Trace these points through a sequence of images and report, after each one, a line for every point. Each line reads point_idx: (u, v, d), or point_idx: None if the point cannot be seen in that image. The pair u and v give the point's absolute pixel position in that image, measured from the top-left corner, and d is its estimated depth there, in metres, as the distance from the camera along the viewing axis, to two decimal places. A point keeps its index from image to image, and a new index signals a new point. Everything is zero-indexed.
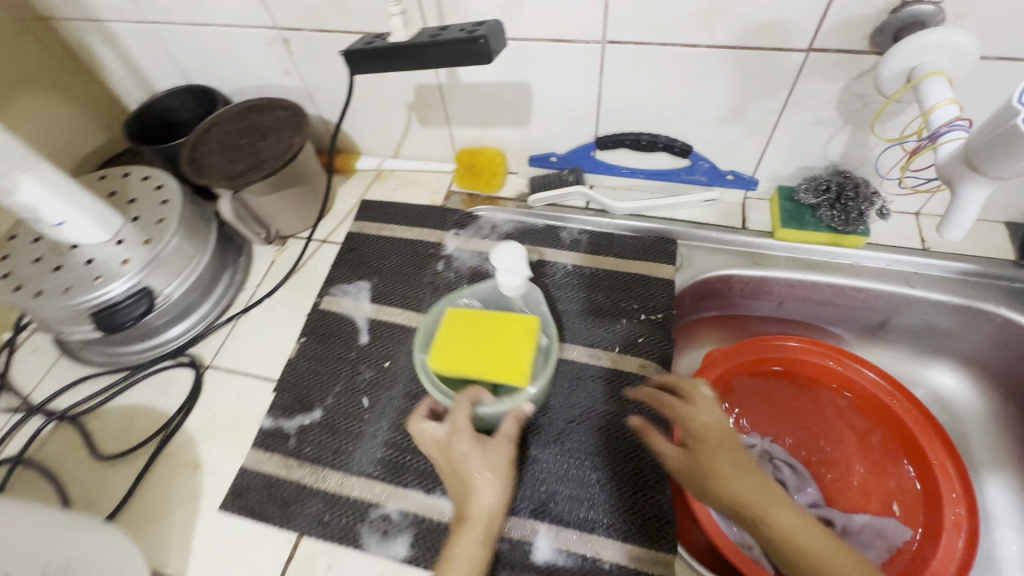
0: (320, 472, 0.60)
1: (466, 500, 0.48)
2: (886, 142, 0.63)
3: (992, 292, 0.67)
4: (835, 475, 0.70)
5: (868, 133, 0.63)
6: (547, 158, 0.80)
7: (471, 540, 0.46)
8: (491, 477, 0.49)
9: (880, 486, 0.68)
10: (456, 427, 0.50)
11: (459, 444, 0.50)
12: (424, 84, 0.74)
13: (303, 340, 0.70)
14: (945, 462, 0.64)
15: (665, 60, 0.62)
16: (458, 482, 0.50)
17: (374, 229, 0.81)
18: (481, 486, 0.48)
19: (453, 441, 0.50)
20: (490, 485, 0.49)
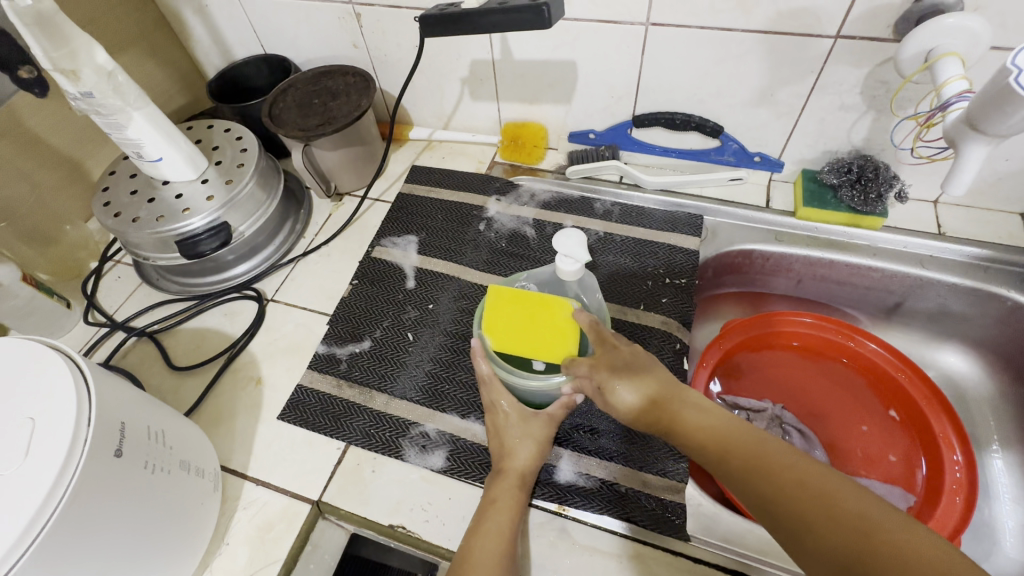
0: (368, 393, 0.67)
1: (505, 456, 0.57)
2: (902, 117, 0.67)
3: (1004, 276, 0.70)
4: (841, 445, 0.74)
5: (890, 117, 0.68)
6: (586, 135, 0.87)
7: (509, 487, 0.55)
8: (530, 443, 0.57)
9: (886, 461, 0.72)
10: (499, 395, 0.59)
11: (499, 403, 0.59)
12: (478, 60, 0.81)
13: (356, 282, 0.78)
14: (949, 434, 0.68)
15: (702, 43, 0.68)
16: (498, 440, 0.59)
17: (423, 191, 0.89)
18: (518, 443, 0.57)
19: (495, 399, 0.59)
20: (526, 449, 0.57)
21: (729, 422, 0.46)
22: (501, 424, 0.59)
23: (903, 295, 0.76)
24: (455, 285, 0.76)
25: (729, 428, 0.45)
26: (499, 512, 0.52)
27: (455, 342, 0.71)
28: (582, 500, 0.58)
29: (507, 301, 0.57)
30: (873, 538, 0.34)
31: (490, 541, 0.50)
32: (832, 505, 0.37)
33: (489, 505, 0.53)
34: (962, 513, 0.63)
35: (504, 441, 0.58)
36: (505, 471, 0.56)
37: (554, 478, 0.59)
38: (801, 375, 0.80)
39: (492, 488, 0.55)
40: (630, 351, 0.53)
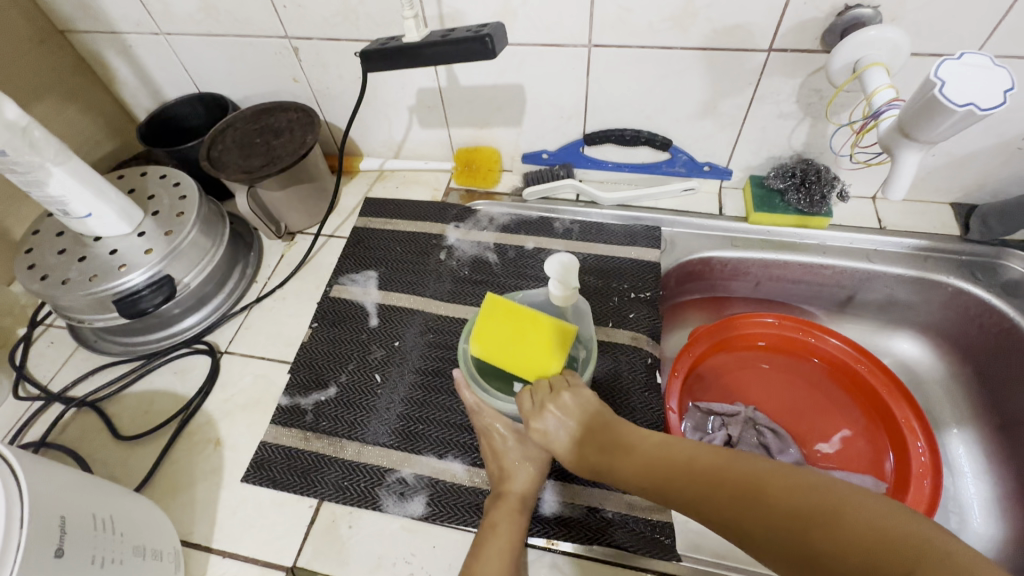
0: (338, 443, 0.63)
1: (504, 479, 0.56)
2: (839, 125, 0.71)
3: (943, 263, 0.74)
4: (812, 441, 0.76)
5: (826, 122, 0.71)
6: (540, 155, 0.86)
7: (511, 510, 0.53)
8: (528, 465, 0.57)
9: (858, 451, 0.75)
10: (491, 421, 0.58)
11: (494, 426, 0.58)
12: (425, 88, 0.80)
13: (316, 325, 0.74)
14: (911, 419, 0.71)
15: (645, 61, 0.70)
16: (497, 464, 0.57)
17: (380, 224, 0.87)
18: (517, 466, 0.56)
19: (489, 422, 0.59)
20: (525, 471, 0.56)
21: (663, 443, 0.46)
22: (499, 447, 0.57)
23: (854, 289, 0.80)
24: (420, 318, 0.74)
25: (660, 453, 0.45)
26: (499, 537, 0.51)
27: (426, 378, 0.68)
28: (570, 531, 0.56)
29: (502, 313, 0.55)
30: (818, 527, 0.34)
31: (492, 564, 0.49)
32: (771, 501, 0.37)
33: (488, 528, 0.52)
34: (930, 497, 0.65)
35: (504, 464, 0.56)
36: (503, 494, 0.55)
37: (540, 511, 0.58)
38: (772, 374, 0.81)
39: (490, 512, 0.54)
40: (576, 385, 0.53)
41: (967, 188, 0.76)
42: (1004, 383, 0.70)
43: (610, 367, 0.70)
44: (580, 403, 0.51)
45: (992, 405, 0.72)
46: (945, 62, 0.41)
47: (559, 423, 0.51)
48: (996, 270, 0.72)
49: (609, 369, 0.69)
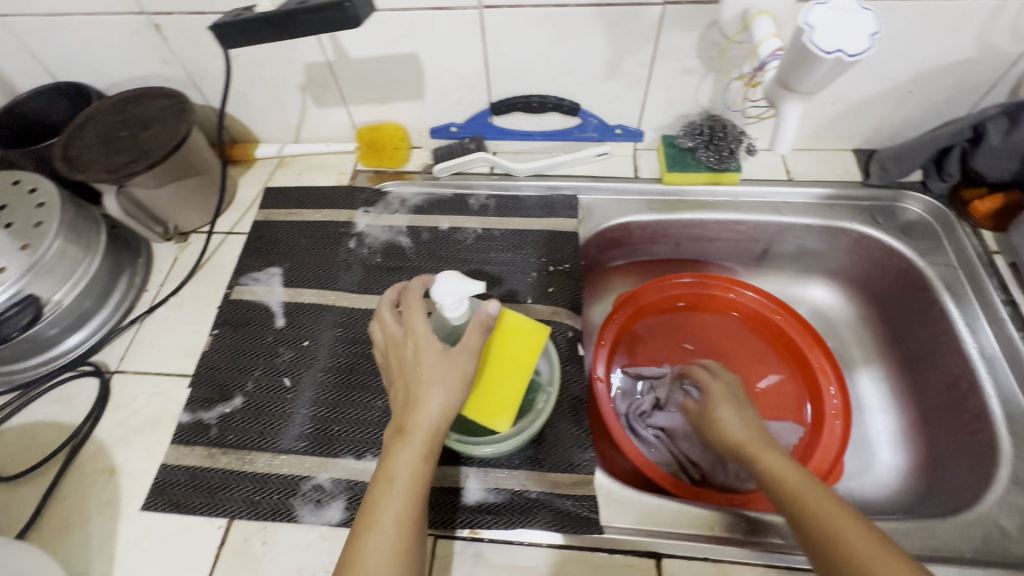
0: (246, 456, 0.59)
1: (410, 410, 0.47)
2: (733, 78, 0.70)
3: (847, 210, 0.76)
4: None
5: (723, 76, 0.70)
6: (447, 129, 0.82)
7: (414, 449, 0.46)
8: (439, 391, 0.47)
9: (778, 399, 0.77)
10: (411, 329, 0.51)
11: (413, 331, 0.51)
12: (313, 63, 0.74)
13: (216, 332, 0.69)
14: (825, 363, 0.74)
15: (541, 21, 0.66)
16: (406, 389, 0.49)
17: (281, 215, 0.80)
18: (425, 394, 0.47)
19: (411, 325, 0.51)
20: (435, 399, 0.47)
21: (789, 469, 0.52)
22: (410, 369, 0.49)
23: (768, 242, 0.81)
24: (331, 315, 0.70)
25: (782, 470, 0.52)
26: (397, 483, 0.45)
27: (340, 377, 0.65)
28: (494, 518, 0.55)
29: (477, 395, 0.53)
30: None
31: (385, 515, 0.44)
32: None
33: (382, 471, 0.46)
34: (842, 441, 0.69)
35: (411, 394, 0.48)
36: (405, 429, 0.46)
37: (463, 501, 0.57)
38: (697, 334, 0.82)
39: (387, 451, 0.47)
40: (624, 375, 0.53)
41: (866, 134, 0.77)
42: (905, 319, 0.74)
43: None
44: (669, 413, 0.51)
45: (896, 342, 0.75)
46: (812, 7, 0.39)
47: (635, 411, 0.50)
48: (894, 212, 0.75)
49: None
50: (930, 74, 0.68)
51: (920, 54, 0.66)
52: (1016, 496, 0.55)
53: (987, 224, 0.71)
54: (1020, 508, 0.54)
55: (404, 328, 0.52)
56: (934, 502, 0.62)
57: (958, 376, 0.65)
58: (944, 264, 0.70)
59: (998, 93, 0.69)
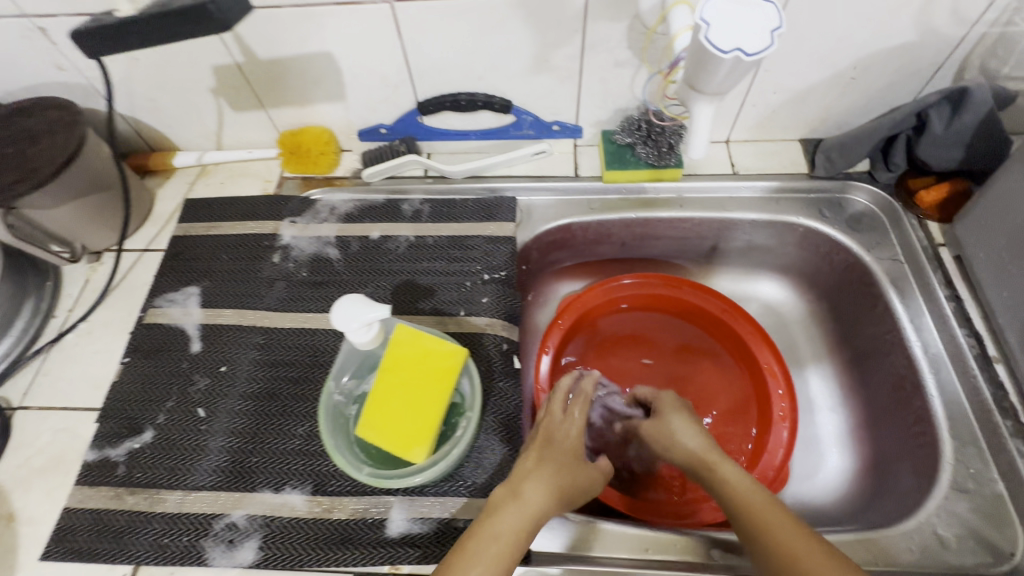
0: (155, 495, 0.56)
1: (517, 485, 0.50)
2: (655, 71, 0.66)
3: (793, 204, 0.73)
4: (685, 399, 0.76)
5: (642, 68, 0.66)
6: (376, 130, 0.77)
7: (514, 518, 0.47)
8: (556, 476, 0.51)
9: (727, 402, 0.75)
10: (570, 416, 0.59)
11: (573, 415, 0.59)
12: (220, 65, 0.68)
13: (127, 360, 0.64)
14: (773, 364, 0.72)
15: (458, 15, 0.61)
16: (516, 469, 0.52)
17: (201, 229, 0.75)
18: (540, 474, 0.51)
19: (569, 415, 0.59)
20: (543, 483, 0.50)
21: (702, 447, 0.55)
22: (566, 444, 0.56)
23: (716, 239, 0.78)
24: (252, 336, 0.66)
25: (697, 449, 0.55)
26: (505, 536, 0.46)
27: (259, 404, 0.61)
28: (418, 550, 0.53)
29: (391, 427, 0.50)
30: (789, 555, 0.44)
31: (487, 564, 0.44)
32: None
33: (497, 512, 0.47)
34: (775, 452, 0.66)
35: (527, 475, 0.51)
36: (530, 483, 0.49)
37: (386, 533, 0.54)
38: (652, 337, 0.80)
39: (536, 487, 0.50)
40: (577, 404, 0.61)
41: (812, 123, 0.74)
42: (854, 316, 0.71)
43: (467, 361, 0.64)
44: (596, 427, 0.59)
45: (845, 339, 0.73)
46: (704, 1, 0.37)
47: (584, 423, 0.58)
48: (841, 204, 0.73)
49: None
50: (872, 60, 0.65)
51: (860, 40, 0.62)
52: (954, 503, 0.53)
53: (933, 215, 0.68)
54: (958, 516, 0.52)
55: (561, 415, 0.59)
56: (877, 508, 0.60)
57: (903, 375, 0.63)
58: (890, 259, 0.68)
59: (942, 79, 0.67)
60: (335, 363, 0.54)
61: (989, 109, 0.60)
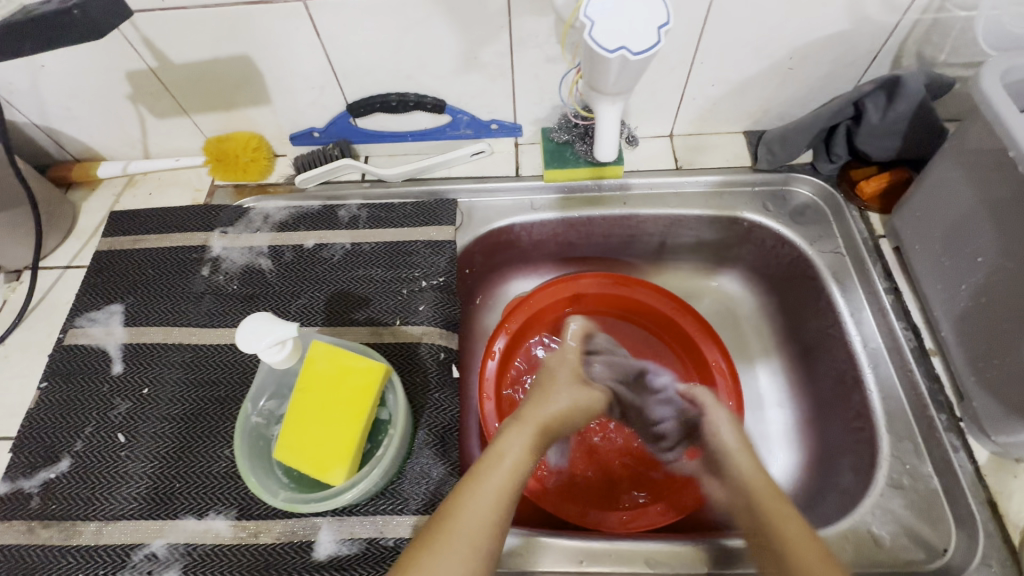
0: (70, 527, 0.53)
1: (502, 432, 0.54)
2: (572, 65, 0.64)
3: (737, 198, 0.72)
4: None
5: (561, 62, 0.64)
6: (308, 134, 0.74)
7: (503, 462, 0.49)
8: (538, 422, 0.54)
9: None
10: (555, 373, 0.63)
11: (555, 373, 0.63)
12: (133, 71, 0.65)
13: (44, 385, 0.61)
14: (721, 361, 0.70)
15: (376, 12, 0.58)
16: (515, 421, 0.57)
17: (127, 242, 0.72)
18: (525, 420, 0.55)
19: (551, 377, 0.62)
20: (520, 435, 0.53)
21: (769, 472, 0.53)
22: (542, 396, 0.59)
23: (663, 236, 0.76)
24: (177, 354, 0.63)
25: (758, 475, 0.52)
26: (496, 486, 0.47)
27: (184, 426, 0.58)
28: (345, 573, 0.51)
29: (310, 447, 0.47)
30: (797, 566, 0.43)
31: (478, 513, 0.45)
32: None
33: (491, 465, 0.48)
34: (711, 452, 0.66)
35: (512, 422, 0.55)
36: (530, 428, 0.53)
37: (313, 556, 0.52)
38: (604, 339, 0.78)
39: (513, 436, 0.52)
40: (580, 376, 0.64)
41: (755, 115, 0.73)
42: (799, 310, 0.70)
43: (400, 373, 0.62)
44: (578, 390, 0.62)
45: (792, 333, 0.72)
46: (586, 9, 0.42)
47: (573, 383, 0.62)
48: (785, 197, 0.71)
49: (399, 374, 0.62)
50: (808, 49, 0.63)
51: (793, 29, 0.60)
52: (889, 500, 0.52)
53: (875, 205, 0.67)
54: (892, 514, 0.52)
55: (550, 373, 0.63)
56: (820, 506, 0.59)
57: (845, 370, 0.62)
58: (832, 251, 0.67)
59: (880, 66, 0.65)
60: (251, 388, 0.51)
61: (922, 97, 0.60)
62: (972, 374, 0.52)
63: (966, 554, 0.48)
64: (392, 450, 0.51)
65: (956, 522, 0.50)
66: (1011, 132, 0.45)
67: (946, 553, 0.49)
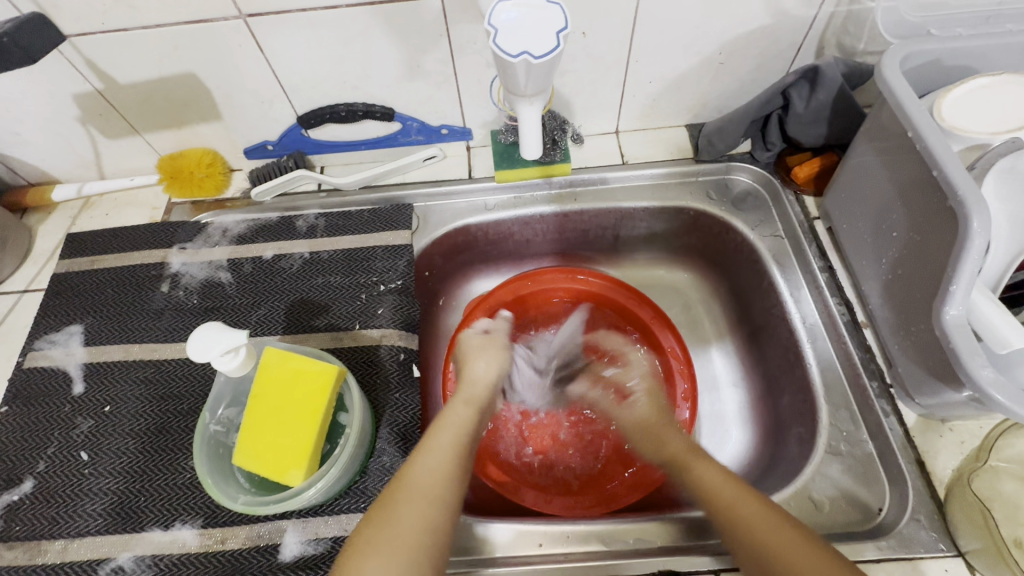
0: (36, 546, 0.54)
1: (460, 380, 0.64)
2: None
3: (682, 189, 0.75)
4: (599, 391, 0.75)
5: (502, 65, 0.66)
6: (262, 147, 0.75)
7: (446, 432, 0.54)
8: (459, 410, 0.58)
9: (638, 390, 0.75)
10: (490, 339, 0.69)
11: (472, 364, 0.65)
12: (80, 93, 0.66)
13: (5, 408, 0.62)
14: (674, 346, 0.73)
15: (315, 26, 0.60)
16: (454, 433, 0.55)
17: (85, 264, 0.72)
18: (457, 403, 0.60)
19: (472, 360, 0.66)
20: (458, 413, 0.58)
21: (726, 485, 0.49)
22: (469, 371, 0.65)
23: (616, 229, 0.79)
24: (139, 371, 0.64)
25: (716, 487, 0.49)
26: (427, 485, 0.48)
27: (148, 440, 0.59)
28: (310, 572, 0.52)
29: (267, 451, 0.49)
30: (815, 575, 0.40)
31: (414, 523, 0.45)
32: (804, 555, 0.42)
33: (428, 449, 0.52)
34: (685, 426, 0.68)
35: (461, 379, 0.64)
36: (473, 404, 0.60)
37: (279, 559, 0.53)
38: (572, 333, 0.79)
39: (451, 412, 0.58)
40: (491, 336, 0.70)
41: (694, 109, 0.76)
42: (746, 292, 0.73)
43: (361, 375, 0.63)
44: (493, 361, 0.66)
45: (742, 316, 0.75)
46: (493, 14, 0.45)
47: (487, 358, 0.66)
48: (726, 186, 0.74)
49: (361, 376, 0.64)
50: (734, 44, 0.66)
51: (718, 25, 0.63)
52: (828, 466, 0.55)
53: (809, 189, 0.71)
54: (831, 479, 0.54)
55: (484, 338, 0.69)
56: (770, 477, 0.62)
57: (787, 347, 0.65)
58: (771, 236, 0.70)
59: (804, 57, 0.68)
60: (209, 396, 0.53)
61: (841, 85, 0.63)
62: (896, 342, 0.55)
63: (898, 511, 0.51)
64: (348, 448, 0.53)
65: (889, 482, 0.53)
66: (909, 114, 0.48)
67: (880, 512, 0.52)
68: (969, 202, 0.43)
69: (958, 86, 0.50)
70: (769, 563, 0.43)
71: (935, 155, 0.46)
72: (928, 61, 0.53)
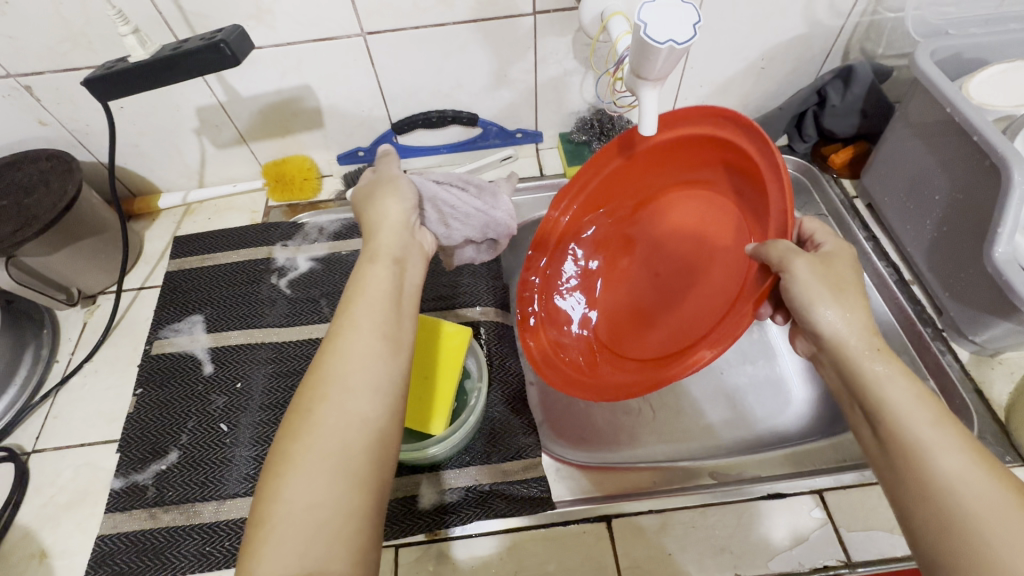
0: (191, 508, 0.58)
1: (369, 238, 0.47)
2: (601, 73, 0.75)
3: None
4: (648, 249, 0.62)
5: (579, 73, 0.76)
6: (355, 153, 0.83)
7: (366, 312, 0.41)
8: (375, 268, 0.44)
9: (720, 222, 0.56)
10: (381, 177, 0.52)
11: (387, 211, 0.48)
12: (203, 105, 0.73)
13: (141, 390, 0.66)
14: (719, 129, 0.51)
15: (423, 41, 0.69)
16: (369, 302, 0.42)
17: (195, 261, 0.78)
18: (364, 269, 0.44)
19: (381, 200, 0.49)
20: (378, 275, 0.44)
21: (910, 410, 0.38)
22: (372, 218, 0.49)
23: None
24: (264, 352, 0.69)
25: (896, 406, 0.38)
26: (357, 372, 0.38)
27: (279, 412, 0.64)
28: (451, 517, 0.58)
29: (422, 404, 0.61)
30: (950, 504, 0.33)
31: (336, 428, 0.35)
32: (949, 474, 0.34)
33: (349, 330, 0.40)
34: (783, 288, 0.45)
35: (367, 234, 0.48)
36: (381, 258, 0.45)
37: (419, 506, 0.59)
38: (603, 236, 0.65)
39: (369, 277, 0.43)
40: (386, 173, 0.52)
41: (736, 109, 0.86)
42: None
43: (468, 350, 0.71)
44: (394, 197, 0.49)
45: None
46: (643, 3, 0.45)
47: (393, 200, 0.49)
48: None
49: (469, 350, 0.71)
50: (775, 51, 0.77)
51: (764, 35, 0.74)
52: None
53: (845, 172, 0.81)
54: None
55: (375, 179, 0.53)
56: None
57: None
58: (816, 215, 0.78)
59: (833, 60, 0.79)
60: None
61: (872, 80, 0.74)
62: (946, 291, 0.64)
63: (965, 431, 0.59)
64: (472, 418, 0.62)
65: None
66: (947, 95, 0.58)
67: None
68: (1009, 158, 0.52)
69: (977, 73, 0.61)
70: (905, 476, 0.36)
71: (973, 124, 0.55)
72: (950, 55, 0.65)
